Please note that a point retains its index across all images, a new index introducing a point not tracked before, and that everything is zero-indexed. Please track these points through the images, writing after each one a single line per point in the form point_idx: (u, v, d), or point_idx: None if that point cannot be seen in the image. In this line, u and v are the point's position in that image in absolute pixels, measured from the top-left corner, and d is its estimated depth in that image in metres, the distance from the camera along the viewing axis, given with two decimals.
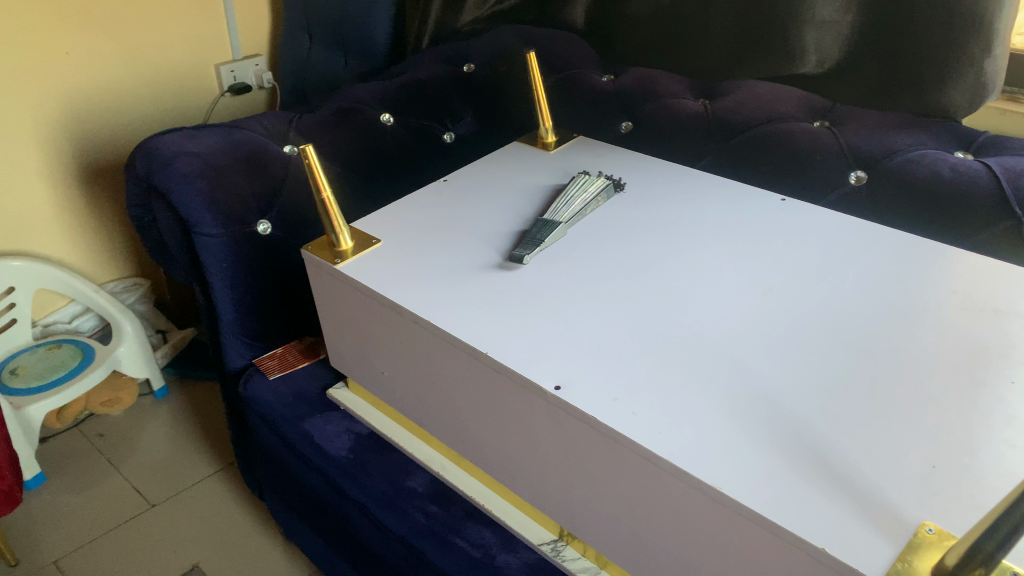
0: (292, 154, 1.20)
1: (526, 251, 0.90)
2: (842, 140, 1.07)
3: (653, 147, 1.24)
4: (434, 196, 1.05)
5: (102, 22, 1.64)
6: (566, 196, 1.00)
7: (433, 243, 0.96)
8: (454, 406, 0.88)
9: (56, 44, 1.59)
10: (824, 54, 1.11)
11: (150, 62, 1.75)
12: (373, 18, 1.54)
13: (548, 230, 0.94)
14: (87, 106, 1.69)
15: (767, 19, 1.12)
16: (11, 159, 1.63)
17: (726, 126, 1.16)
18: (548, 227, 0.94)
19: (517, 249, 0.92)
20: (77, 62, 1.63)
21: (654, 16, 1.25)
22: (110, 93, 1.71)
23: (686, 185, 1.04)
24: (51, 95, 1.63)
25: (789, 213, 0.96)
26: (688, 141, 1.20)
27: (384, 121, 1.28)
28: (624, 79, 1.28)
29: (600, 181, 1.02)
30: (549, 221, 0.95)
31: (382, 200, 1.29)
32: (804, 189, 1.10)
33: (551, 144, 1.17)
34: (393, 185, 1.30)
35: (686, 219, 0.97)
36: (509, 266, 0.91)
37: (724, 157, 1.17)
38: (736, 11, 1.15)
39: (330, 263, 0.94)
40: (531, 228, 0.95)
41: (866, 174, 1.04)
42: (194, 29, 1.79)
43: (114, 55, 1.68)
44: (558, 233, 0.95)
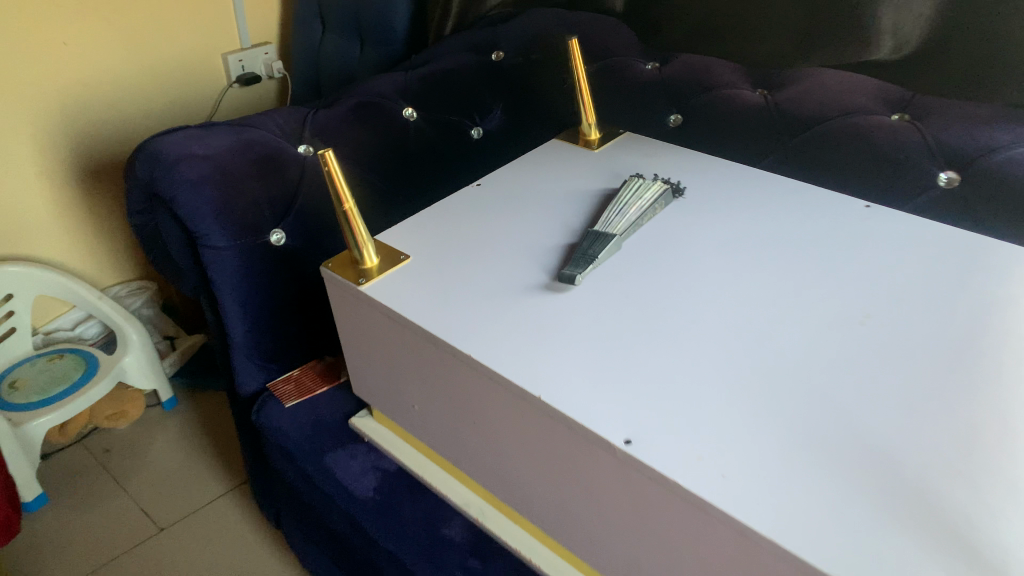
0: (307, 154, 1.08)
1: (579, 270, 0.79)
2: (925, 136, 0.94)
3: (706, 144, 1.13)
4: (468, 203, 0.94)
5: (101, 9, 1.52)
6: (619, 205, 0.88)
7: (469, 260, 0.84)
8: (496, 450, 0.77)
9: (52, 33, 1.48)
10: (902, 39, 0.98)
11: (154, 52, 1.64)
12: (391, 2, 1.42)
13: (601, 245, 0.82)
14: (86, 101, 1.58)
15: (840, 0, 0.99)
16: (7, 157, 1.52)
17: (791, 121, 1.04)
18: (600, 241, 0.82)
19: (566, 266, 0.80)
20: (75, 53, 1.52)
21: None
22: (111, 85, 1.60)
23: (753, 189, 0.92)
24: (46, 89, 1.51)
25: (878, 224, 0.84)
26: (750, 138, 1.08)
27: (407, 116, 1.17)
28: (671, 67, 1.15)
29: (657, 186, 0.90)
30: (600, 235, 0.83)
31: (407, 206, 1.19)
32: (885, 191, 0.98)
33: (596, 143, 1.04)
34: (420, 190, 1.20)
35: (759, 231, 0.85)
36: (562, 288, 0.79)
37: (790, 155, 1.05)
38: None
39: (354, 284, 0.82)
40: (580, 242, 0.84)
41: (958, 175, 0.92)
42: (200, 16, 1.67)
43: (115, 44, 1.57)
44: (612, 248, 0.83)
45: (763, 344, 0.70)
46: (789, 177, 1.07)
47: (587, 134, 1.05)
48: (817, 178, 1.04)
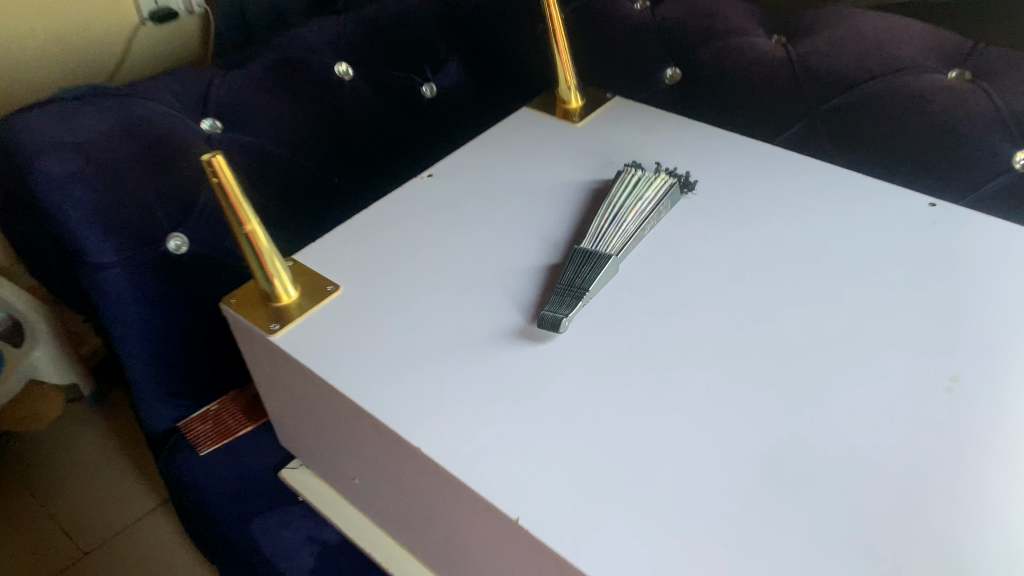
0: (213, 132, 0.85)
1: (564, 312, 0.59)
2: (991, 97, 0.73)
3: (709, 107, 0.91)
4: (412, 207, 0.73)
5: None
6: (613, 211, 0.67)
7: (415, 295, 0.64)
8: (459, 556, 0.59)
9: None
10: None
11: None
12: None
13: (592, 274, 0.62)
14: None
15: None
16: None
17: (821, 81, 0.82)
18: (591, 269, 0.63)
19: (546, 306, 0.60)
20: None
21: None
22: None
23: (781, 181, 0.72)
24: None
25: (949, 234, 0.65)
26: (768, 102, 0.86)
27: (340, 75, 0.93)
28: (667, 8, 0.90)
29: (660, 181, 0.70)
30: (589, 258, 0.64)
31: (345, 189, 0.96)
32: (936, 182, 0.78)
33: (578, 114, 0.83)
34: (361, 167, 0.97)
35: (793, 249, 0.65)
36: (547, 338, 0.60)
37: (821, 124, 0.84)
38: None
39: (264, 330, 0.62)
40: (565, 266, 0.64)
41: None
42: None
43: None
44: (605, 276, 0.63)
45: (818, 435, 0.52)
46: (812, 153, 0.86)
47: (567, 102, 0.84)
48: (848, 164, 0.84)
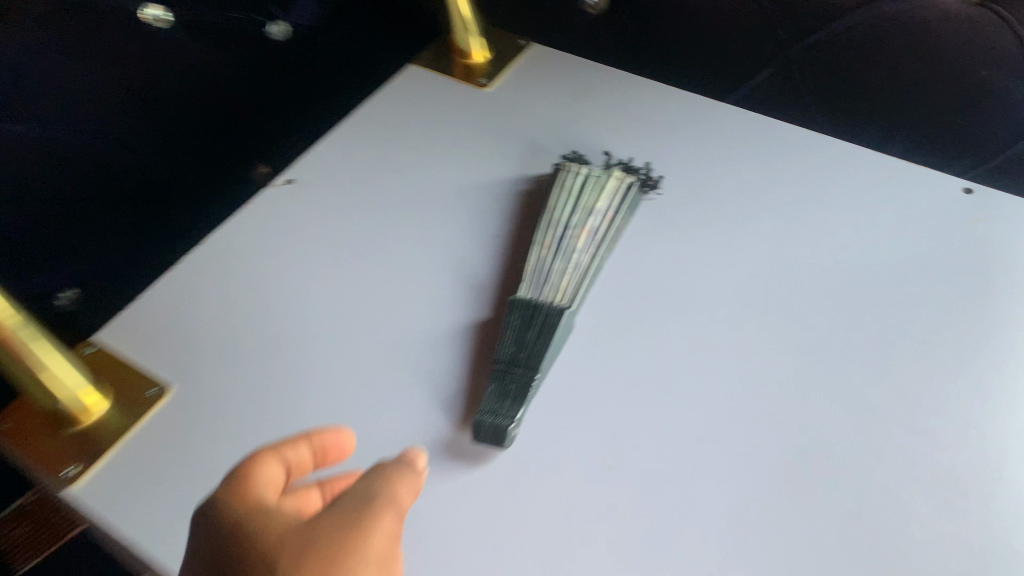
0: None
1: (514, 416, 0.41)
2: (1012, 28, 0.55)
3: (639, 49, 0.69)
4: (279, 242, 0.52)
5: None
6: (558, 234, 0.48)
7: (291, 391, 0.44)
8: None
9: None
10: None
11: None
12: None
13: (545, 342, 0.44)
14: None
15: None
16: None
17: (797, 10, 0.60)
18: (541, 334, 0.44)
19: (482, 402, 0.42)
20: None
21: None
22: None
23: (770, 164, 0.54)
24: None
25: (996, 234, 0.49)
26: (728, 40, 0.64)
27: (152, 20, 0.58)
28: None
29: (614, 182, 0.50)
30: (535, 314, 0.45)
31: (180, 206, 0.66)
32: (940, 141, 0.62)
33: (484, 76, 0.61)
34: (193, 170, 0.67)
35: (802, 276, 0.48)
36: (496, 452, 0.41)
37: (800, 69, 0.63)
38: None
39: (56, 478, 0.42)
40: (502, 329, 0.45)
41: None
42: None
43: None
44: (561, 339, 0.45)
45: None
46: (775, 108, 0.67)
47: (468, 55, 0.62)
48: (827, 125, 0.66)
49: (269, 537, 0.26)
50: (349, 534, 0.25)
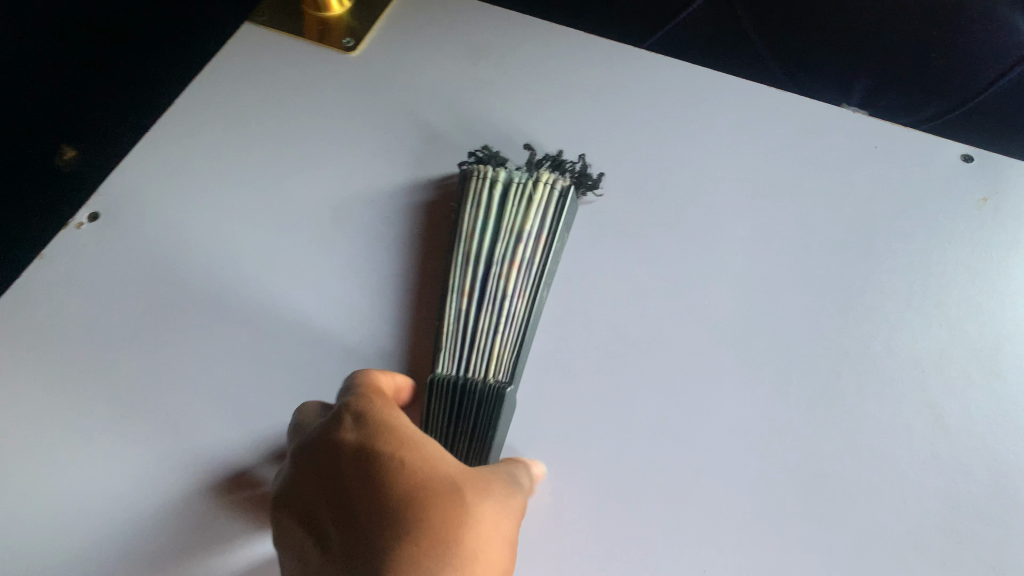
0: None
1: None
2: None
3: None
4: (96, 316, 0.38)
5: None
6: (480, 274, 0.35)
7: (153, 550, 0.32)
8: None
9: None
10: None
11: None
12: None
13: (485, 441, 0.33)
14: None
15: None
16: None
17: None
18: (478, 432, 0.33)
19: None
20: None
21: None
22: None
23: (728, 141, 0.43)
24: None
25: (1008, 216, 0.40)
26: None
27: None
28: None
29: (542, 190, 0.37)
30: (465, 400, 0.33)
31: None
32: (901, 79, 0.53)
33: (347, 36, 0.48)
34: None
35: (792, 298, 0.38)
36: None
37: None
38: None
39: None
40: (422, 423, 0.34)
41: None
42: None
43: None
44: (504, 429, 0.34)
45: None
46: (705, 45, 0.57)
47: (324, 7, 0.48)
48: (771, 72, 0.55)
49: (441, 454, 0.29)
50: (506, 479, 0.30)
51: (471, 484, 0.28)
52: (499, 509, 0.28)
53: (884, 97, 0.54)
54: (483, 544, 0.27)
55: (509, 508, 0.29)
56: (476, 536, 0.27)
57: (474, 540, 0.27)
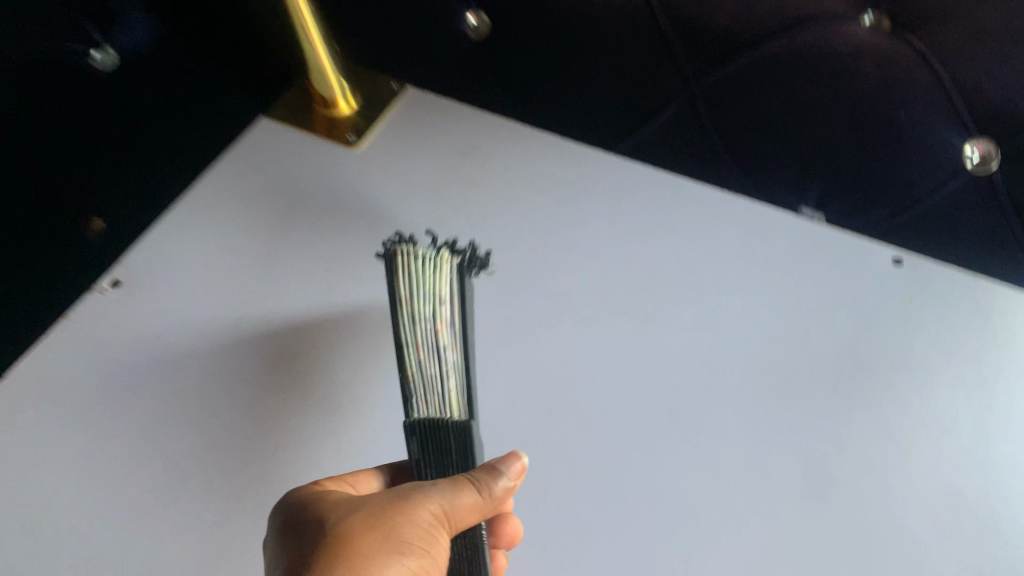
0: None
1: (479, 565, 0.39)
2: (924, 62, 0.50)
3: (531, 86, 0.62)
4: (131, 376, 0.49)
5: None
6: (417, 336, 0.41)
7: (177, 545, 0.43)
8: None
9: None
10: None
11: None
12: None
13: (457, 466, 0.41)
14: None
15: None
16: None
17: (696, 37, 0.54)
18: (450, 456, 0.41)
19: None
20: None
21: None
22: None
23: (681, 238, 0.48)
24: None
25: (926, 317, 0.44)
26: (630, 81, 0.59)
27: None
28: None
29: (447, 264, 0.42)
30: (436, 439, 0.40)
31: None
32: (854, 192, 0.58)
33: (352, 131, 0.55)
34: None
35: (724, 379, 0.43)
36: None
37: (704, 106, 0.58)
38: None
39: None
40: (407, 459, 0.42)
41: (985, 153, 0.52)
42: None
43: None
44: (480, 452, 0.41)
45: None
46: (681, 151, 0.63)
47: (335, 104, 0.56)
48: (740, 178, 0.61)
49: (337, 498, 0.37)
50: (397, 494, 0.36)
51: (337, 514, 0.36)
52: (376, 518, 0.35)
53: (842, 203, 0.59)
54: (350, 546, 0.35)
55: (402, 514, 0.36)
56: (342, 537, 0.35)
57: (338, 555, 0.34)
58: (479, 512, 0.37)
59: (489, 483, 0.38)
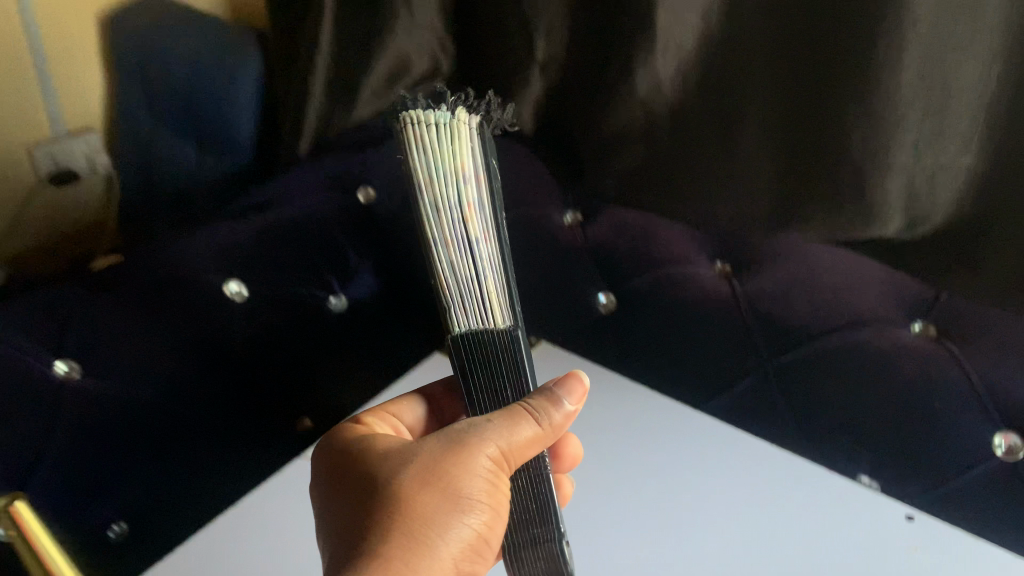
0: (68, 376, 0.69)
1: (557, 518, 0.55)
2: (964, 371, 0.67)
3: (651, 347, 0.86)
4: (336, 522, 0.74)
5: None
6: (443, 226, 0.51)
7: None
8: None
9: None
10: (917, 211, 0.67)
11: None
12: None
13: (506, 380, 0.55)
14: None
15: (819, 145, 0.69)
16: None
17: (772, 329, 0.77)
18: (495, 358, 0.53)
19: (520, 516, 0.55)
20: None
21: (600, 73, 0.81)
22: None
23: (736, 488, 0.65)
24: None
25: None
26: (721, 352, 0.81)
27: (232, 292, 0.81)
28: (600, 230, 0.86)
29: (464, 134, 0.50)
30: (480, 352, 0.53)
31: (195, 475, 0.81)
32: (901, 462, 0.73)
33: None
34: (203, 440, 0.80)
35: None
36: (540, 568, 0.56)
37: (776, 380, 0.78)
38: (782, 80, 0.70)
39: None
40: (463, 374, 0.55)
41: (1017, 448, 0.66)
42: None
43: None
44: (521, 348, 0.54)
45: None
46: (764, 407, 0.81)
47: None
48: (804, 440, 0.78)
49: (400, 463, 0.50)
50: (450, 450, 0.50)
51: (406, 481, 0.49)
52: (437, 473, 0.49)
53: (892, 467, 0.74)
54: (411, 499, 0.48)
55: (458, 466, 0.49)
56: (405, 494, 0.48)
57: (405, 500, 0.48)
58: (530, 443, 0.51)
59: (538, 415, 0.51)
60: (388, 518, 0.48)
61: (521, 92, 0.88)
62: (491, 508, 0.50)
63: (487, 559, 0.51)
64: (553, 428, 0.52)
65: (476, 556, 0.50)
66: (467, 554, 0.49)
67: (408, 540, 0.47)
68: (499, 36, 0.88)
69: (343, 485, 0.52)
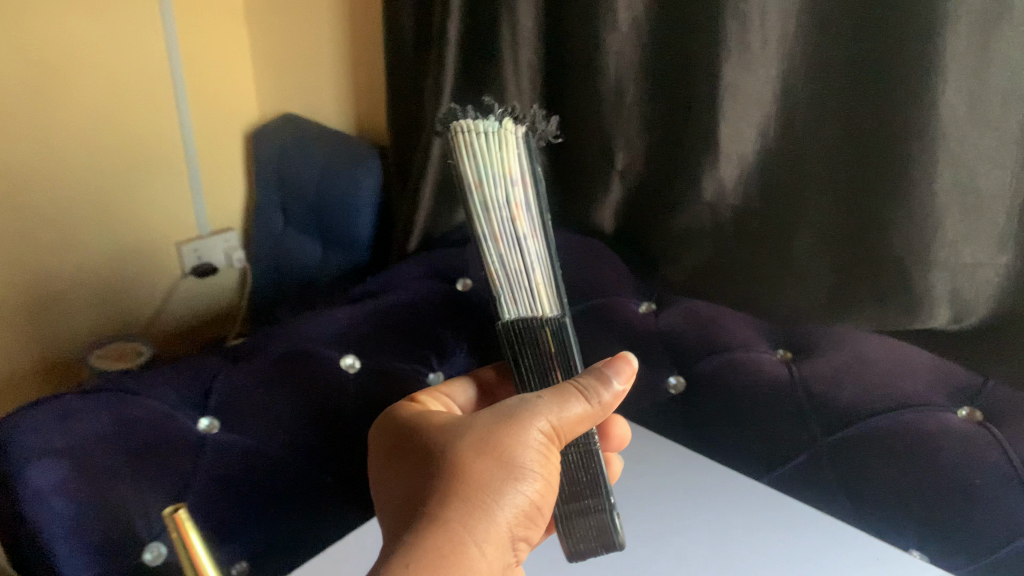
0: (210, 430, 0.88)
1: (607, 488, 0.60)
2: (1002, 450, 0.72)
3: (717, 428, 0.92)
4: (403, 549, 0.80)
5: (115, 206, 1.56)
6: (492, 225, 0.53)
7: None
8: None
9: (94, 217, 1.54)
10: (962, 305, 0.74)
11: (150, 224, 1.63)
12: (364, 178, 1.32)
13: (556, 365, 0.58)
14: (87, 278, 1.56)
15: (869, 239, 0.77)
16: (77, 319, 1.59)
17: (825, 413, 0.82)
18: (542, 348, 0.57)
19: (572, 488, 0.61)
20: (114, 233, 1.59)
21: (671, 181, 0.94)
22: (107, 264, 1.59)
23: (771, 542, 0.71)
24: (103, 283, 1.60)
25: None
26: (777, 432, 0.86)
27: (346, 365, 0.98)
28: (670, 317, 0.96)
29: (511, 138, 0.52)
30: (526, 343, 0.56)
31: (302, 523, 0.91)
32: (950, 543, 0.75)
33: None
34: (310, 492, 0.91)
35: None
36: (592, 538, 0.61)
37: (829, 462, 0.83)
38: (829, 177, 0.79)
39: None
40: (515, 361, 0.58)
41: None
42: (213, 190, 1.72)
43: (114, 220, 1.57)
44: (570, 333, 0.57)
45: None
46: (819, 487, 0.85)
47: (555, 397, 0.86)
48: (852, 516, 0.83)
49: (459, 436, 0.57)
50: (505, 426, 0.56)
51: (464, 452, 0.56)
52: (492, 444, 0.56)
53: (945, 548, 0.76)
54: (469, 466, 0.55)
55: (512, 439, 0.56)
56: (463, 462, 0.55)
57: (463, 468, 0.55)
58: (579, 419, 0.56)
59: (588, 394, 0.57)
60: (447, 483, 0.55)
61: (604, 198, 1.03)
62: (543, 478, 0.56)
63: (540, 523, 0.58)
64: (603, 406, 0.57)
65: (529, 519, 0.56)
66: (521, 518, 0.55)
67: (465, 505, 0.54)
68: (586, 151, 1.03)
69: (409, 455, 0.59)
